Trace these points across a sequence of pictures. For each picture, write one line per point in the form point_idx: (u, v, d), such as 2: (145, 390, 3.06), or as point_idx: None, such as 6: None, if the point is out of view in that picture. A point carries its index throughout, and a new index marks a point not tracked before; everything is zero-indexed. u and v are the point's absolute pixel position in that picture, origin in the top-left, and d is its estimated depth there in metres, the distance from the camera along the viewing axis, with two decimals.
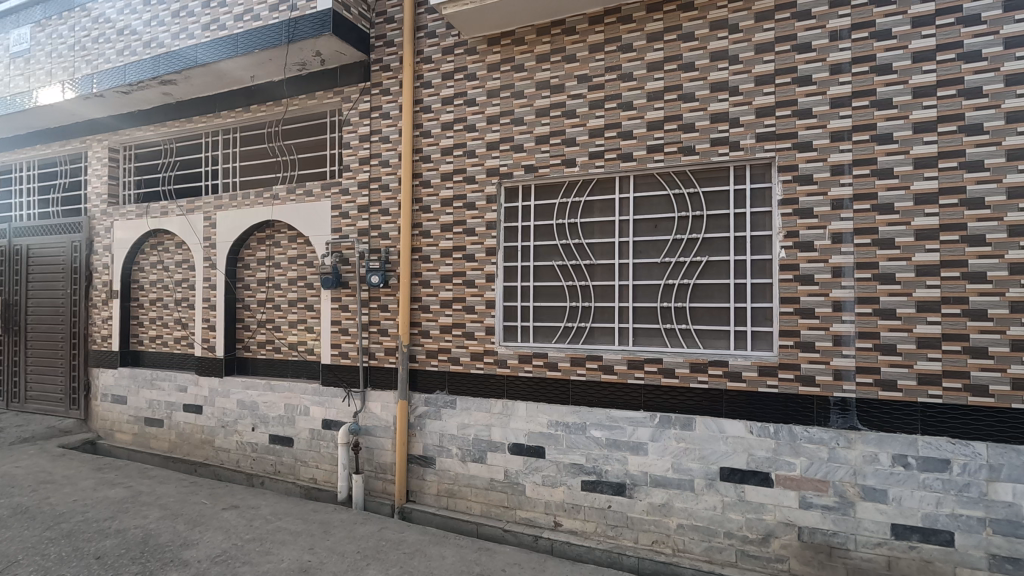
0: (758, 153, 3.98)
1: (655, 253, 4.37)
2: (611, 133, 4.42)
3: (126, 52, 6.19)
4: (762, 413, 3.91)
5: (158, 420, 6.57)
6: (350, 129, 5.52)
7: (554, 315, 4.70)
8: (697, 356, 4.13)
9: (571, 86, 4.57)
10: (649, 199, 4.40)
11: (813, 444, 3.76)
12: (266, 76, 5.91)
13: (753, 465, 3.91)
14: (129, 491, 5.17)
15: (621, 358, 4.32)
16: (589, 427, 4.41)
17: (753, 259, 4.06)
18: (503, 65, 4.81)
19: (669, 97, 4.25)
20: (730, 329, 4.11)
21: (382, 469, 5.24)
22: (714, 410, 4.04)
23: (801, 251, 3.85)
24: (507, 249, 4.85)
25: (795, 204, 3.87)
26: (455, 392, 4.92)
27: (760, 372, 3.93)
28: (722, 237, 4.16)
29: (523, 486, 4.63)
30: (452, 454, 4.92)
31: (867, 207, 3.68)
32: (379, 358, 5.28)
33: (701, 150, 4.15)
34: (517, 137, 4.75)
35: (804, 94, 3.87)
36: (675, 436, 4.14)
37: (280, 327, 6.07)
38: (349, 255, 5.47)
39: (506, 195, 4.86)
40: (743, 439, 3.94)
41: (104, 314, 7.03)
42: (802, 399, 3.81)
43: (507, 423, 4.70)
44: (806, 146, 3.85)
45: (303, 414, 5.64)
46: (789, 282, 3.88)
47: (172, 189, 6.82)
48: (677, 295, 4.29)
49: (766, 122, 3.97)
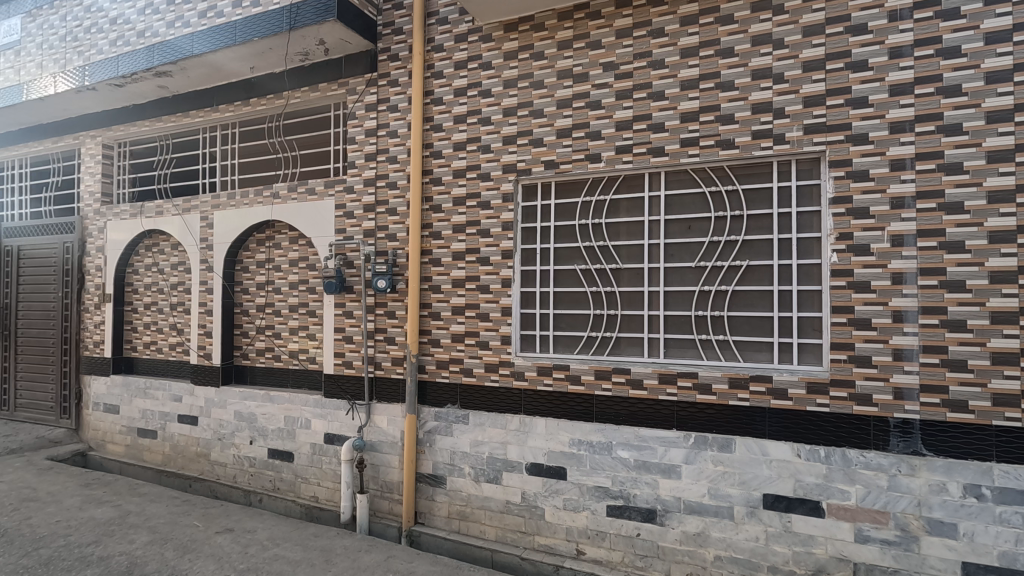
0: (806, 146, 3.60)
1: (688, 257, 3.99)
2: (640, 125, 4.05)
3: (119, 42, 5.87)
4: (813, 435, 3.52)
5: (151, 431, 6.22)
6: (355, 123, 5.17)
7: (576, 324, 4.32)
8: (737, 370, 3.75)
9: (596, 75, 4.20)
10: (681, 198, 4.03)
11: (870, 471, 3.37)
12: (267, 68, 5.58)
13: (801, 492, 3.52)
14: (117, 511, 4.80)
15: (651, 371, 3.95)
16: (616, 446, 4.03)
17: (800, 264, 3.67)
18: (521, 53, 4.45)
19: (705, 85, 3.87)
20: (774, 341, 3.73)
21: (387, 488, 4.87)
22: (756, 431, 3.66)
23: (855, 255, 3.46)
24: (524, 251, 4.48)
25: (847, 203, 3.49)
26: (467, 406, 4.55)
27: (809, 390, 3.54)
28: (764, 239, 3.77)
29: (543, 510, 4.25)
30: (464, 474, 4.55)
31: (932, 206, 3.29)
32: (386, 368, 4.92)
33: (741, 144, 3.77)
34: (536, 130, 4.38)
35: (858, 81, 3.49)
36: (711, 459, 3.76)
37: (280, 334, 5.72)
38: (353, 257, 5.11)
39: (524, 193, 4.49)
40: (790, 464, 3.56)
41: (97, 318, 6.70)
42: (858, 420, 3.42)
43: (524, 442, 4.33)
44: (861, 138, 3.47)
45: (304, 427, 5.28)
46: (841, 289, 3.49)
47: (167, 188, 6.47)
48: (713, 303, 3.90)
49: (815, 113, 3.59)
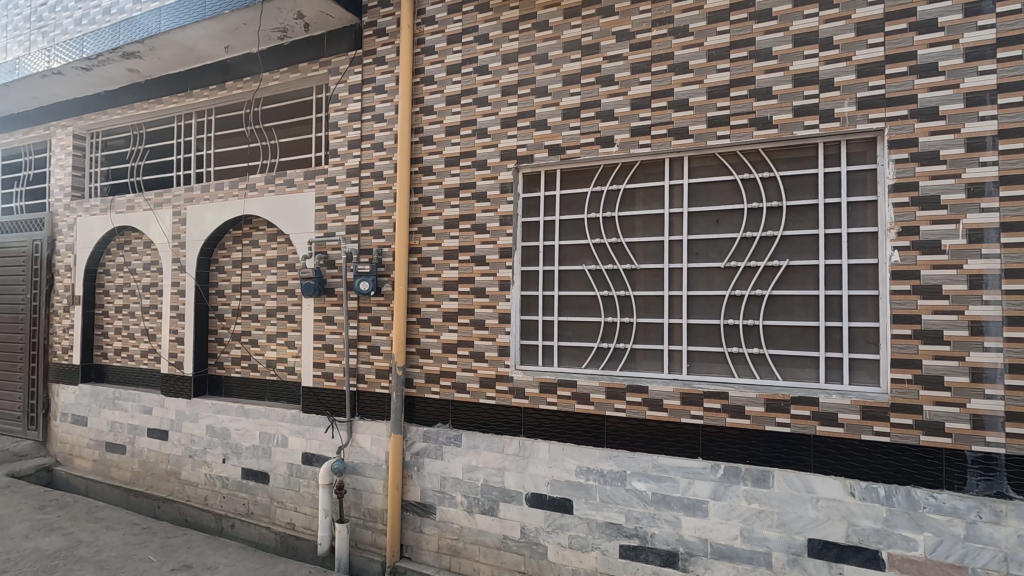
0: (860, 124, 3.02)
1: (715, 256, 3.41)
2: (659, 103, 3.48)
3: (84, 20, 5.36)
4: (870, 471, 2.93)
5: (119, 446, 5.71)
6: (338, 107, 4.63)
7: (585, 332, 3.75)
8: (775, 391, 3.16)
9: (608, 45, 3.63)
10: (707, 187, 3.45)
11: (943, 516, 2.77)
12: (243, 47, 5.06)
13: (855, 540, 2.93)
14: (67, 540, 4.28)
15: (672, 391, 3.37)
16: (630, 477, 3.46)
17: (851, 265, 3.09)
18: (523, 23, 3.90)
19: (737, 55, 3.30)
20: (820, 355, 3.14)
21: (370, 516, 4.32)
22: (799, 463, 3.07)
23: (921, 253, 2.87)
24: (525, 250, 3.92)
25: (912, 191, 2.90)
26: (459, 426, 3.99)
27: (865, 416, 2.94)
28: (808, 235, 3.19)
29: (545, 548, 3.68)
30: (456, 503, 3.98)
31: (1019, 193, 2.70)
32: (370, 381, 4.37)
33: (780, 122, 3.19)
34: (539, 111, 3.82)
35: (925, 45, 2.90)
36: (744, 495, 3.17)
37: (257, 341, 5.21)
38: (335, 257, 4.57)
39: (526, 184, 3.93)
40: (841, 504, 2.96)
41: (66, 323, 6.22)
42: (926, 454, 2.82)
43: (524, 469, 3.77)
44: (929, 113, 2.88)
45: (281, 445, 4.74)
46: (904, 295, 2.90)
47: (140, 180, 5.97)
48: (746, 310, 3.32)
49: (870, 84, 3.01)
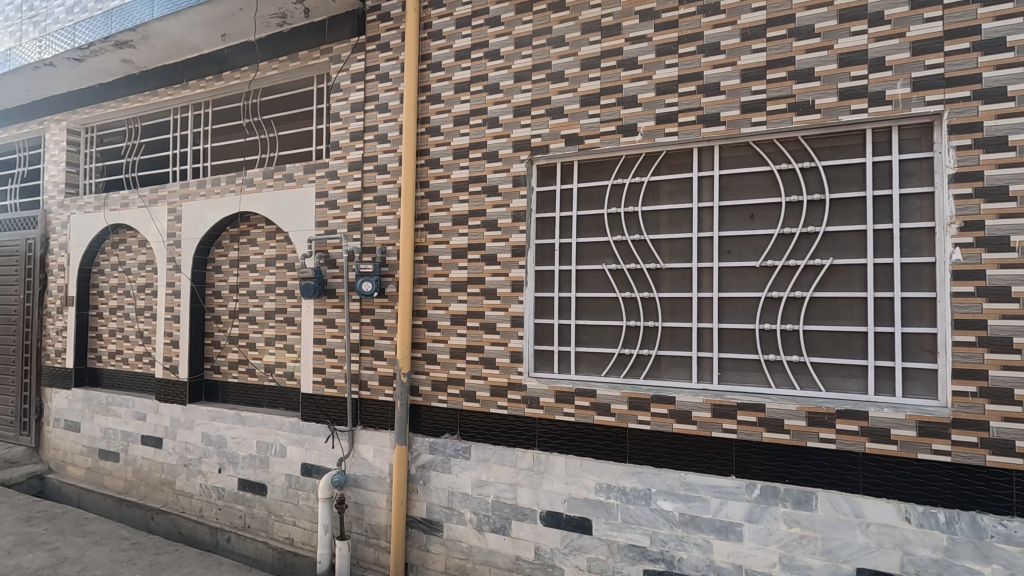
0: (915, 107, 2.71)
1: (751, 255, 3.11)
2: (687, 87, 3.19)
3: (76, 9, 5.14)
4: (928, 494, 2.62)
5: (113, 453, 5.46)
6: (339, 96, 4.37)
7: (605, 337, 3.46)
8: (818, 403, 2.86)
9: (630, 26, 3.34)
10: (740, 180, 3.16)
11: (1014, 547, 2.47)
12: (241, 35, 4.81)
13: (911, 570, 2.63)
14: (51, 557, 4.05)
15: (702, 402, 3.07)
16: (655, 496, 3.16)
17: (904, 264, 2.78)
18: (537, 4, 3.61)
19: (774, 33, 3.00)
20: (869, 364, 2.83)
21: (373, 532, 4.04)
22: (846, 484, 2.77)
23: (986, 251, 2.57)
24: (540, 249, 3.63)
25: (976, 180, 2.59)
26: (468, 437, 3.71)
27: (922, 432, 2.63)
28: (854, 231, 2.89)
29: (561, 571, 3.39)
30: (464, 521, 3.70)
31: None
32: (373, 388, 4.10)
33: (823, 107, 2.89)
34: (555, 97, 3.54)
35: (990, 18, 2.59)
36: (784, 518, 2.87)
37: (255, 345, 4.95)
38: (336, 255, 4.31)
39: (541, 176, 3.65)
40: (895, 530, 2.66)
41: (59, 325, 5.98)
42: (992, 475, 2.52)
43: (538, 484, 3.48)
44: (995, 94, 2.57)
45: (279, 455, 4.47)
46: (967, 298, 2.59)
47: (135, 176, 5.73)
48: (784, 314, 3.02)
49: (926, 64, 2.70)
